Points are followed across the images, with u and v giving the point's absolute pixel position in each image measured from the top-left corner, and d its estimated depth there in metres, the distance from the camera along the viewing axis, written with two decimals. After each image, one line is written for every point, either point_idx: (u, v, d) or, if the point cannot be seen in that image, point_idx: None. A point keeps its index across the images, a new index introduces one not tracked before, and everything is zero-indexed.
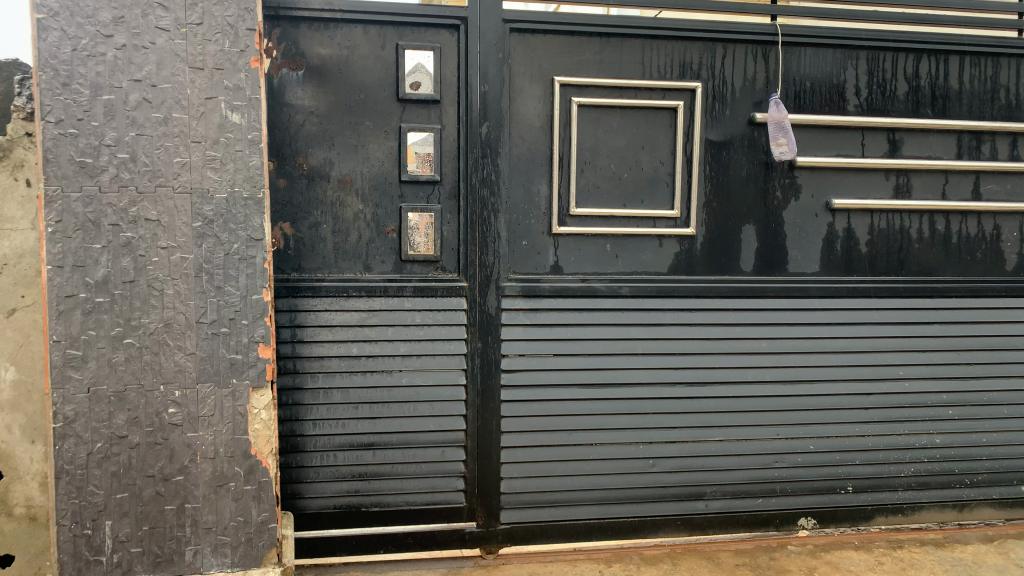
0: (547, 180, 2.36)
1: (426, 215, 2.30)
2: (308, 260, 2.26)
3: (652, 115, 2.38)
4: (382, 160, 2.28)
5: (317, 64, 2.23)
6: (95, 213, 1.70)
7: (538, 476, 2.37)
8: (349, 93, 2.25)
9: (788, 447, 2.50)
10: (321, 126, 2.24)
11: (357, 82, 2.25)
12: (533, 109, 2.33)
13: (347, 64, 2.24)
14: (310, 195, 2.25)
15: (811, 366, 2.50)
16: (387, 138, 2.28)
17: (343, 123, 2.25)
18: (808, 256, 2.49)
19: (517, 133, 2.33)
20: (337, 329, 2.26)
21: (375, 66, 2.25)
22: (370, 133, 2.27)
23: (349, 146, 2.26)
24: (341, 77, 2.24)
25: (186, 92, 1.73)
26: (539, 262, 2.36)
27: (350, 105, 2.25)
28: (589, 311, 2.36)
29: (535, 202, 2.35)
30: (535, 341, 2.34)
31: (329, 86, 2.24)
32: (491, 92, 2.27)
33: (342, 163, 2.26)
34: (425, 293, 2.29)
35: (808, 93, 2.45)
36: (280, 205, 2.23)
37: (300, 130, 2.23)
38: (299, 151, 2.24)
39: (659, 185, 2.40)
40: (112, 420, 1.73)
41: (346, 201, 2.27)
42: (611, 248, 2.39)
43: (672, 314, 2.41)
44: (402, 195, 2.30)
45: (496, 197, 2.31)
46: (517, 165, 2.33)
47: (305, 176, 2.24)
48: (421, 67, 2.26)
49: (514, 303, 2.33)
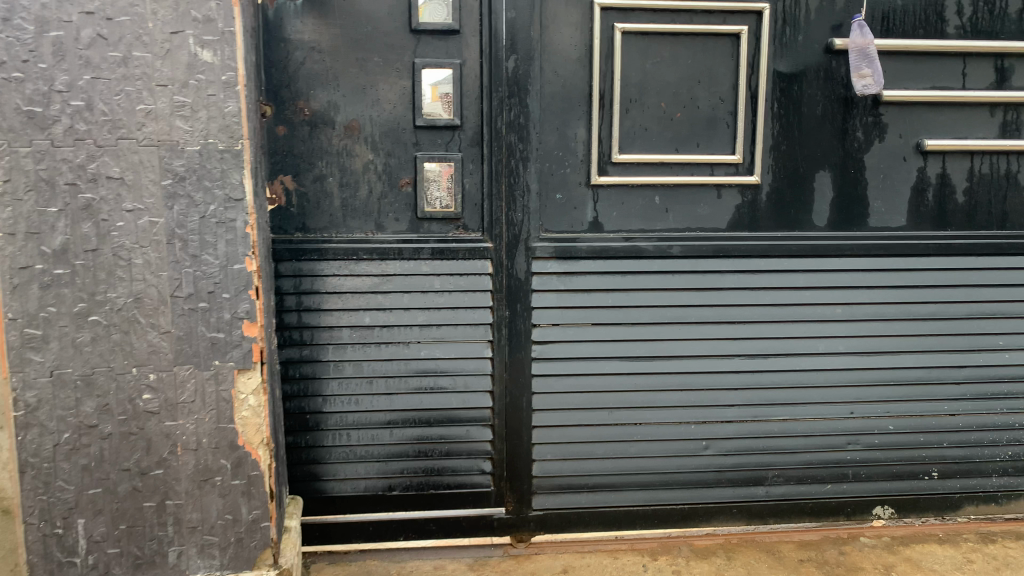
0: (585, 122, 2.03)
1: (447, 164, 2.01)
2: (313, 219, 2.01)
3: (709, 43, 2.03)
4: (395, 102, 1.99)
5: None
6: (48, 170, 1.46)
7: (575, 459, 2.12)
8: (353, 25, 1.95)
9: (865, 428, 2.18)
10: (323, 64, 1.96)
11: (363, 12, 1.95)
12: (569, 38, 2.00)
13: None
14: (314, 145, 1.99)
15: (894, 336, 2.16)
16: (400, 77, 1.99)
17: (348, 60, 1.96)
18: (892, 209, 2.13)
19: (550, 68, 2.00)
20: (347, 295, 2.01)
21: None
22: (380, 72, 1.98)
23: (356, 87, 1.98)
24: (344, 6, 1.95)
25: (147, 25, 1.46)
26: (576, 219, 2.06)
27: (355, 39, 1.96)
28: (633, 274, 2.06)
29: (571, 148, 2.04)
30: (571, 309, 2.06)
31: (331, 18, 1.95)
32: (519, 19, 1.96)
33: (349, 107, 1.98)
34: (445, 256, 2.03)
35: (899, 13, 2.05)
36: (281, 156, 1.98)
37: (299, 70, 1.96)
38: (300, 94, 1.97)
39: (717, 126, 2.06)
40: (80, 408, 1.52)
41: (354, 150, 2.00)
42: (660, 202, 2.07)
43: (729, 277, 2.09)
44: (418, 142, 2.01)
45: (526, 144, 2.01)
46: (550, 106, 2.01)
47: (306, 122, 1.98)
48: None
49: (547, 266, 2.04)
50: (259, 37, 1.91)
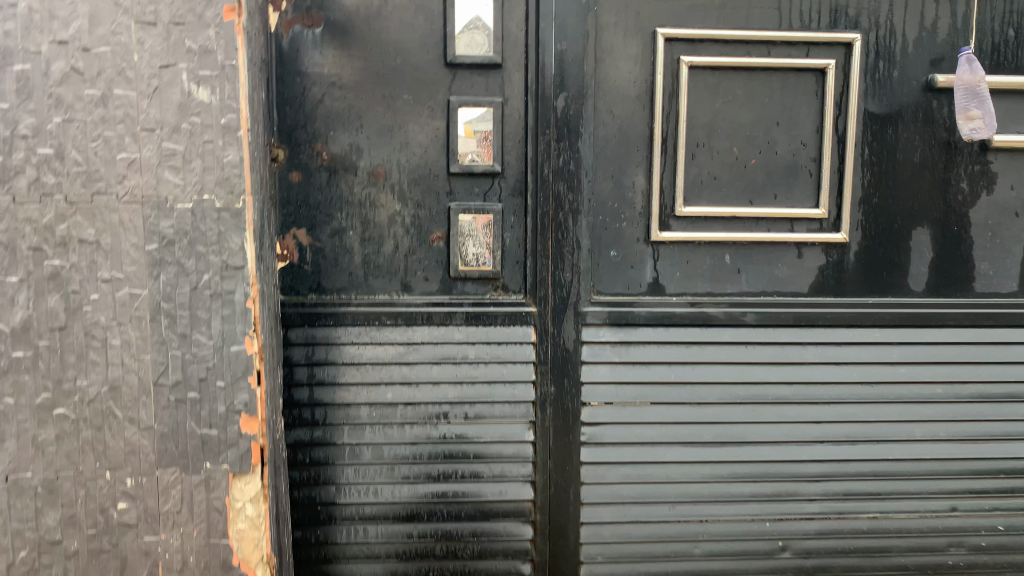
0: (645, 169, 1.75)
1: (483, 215, 1.73)
2: (329, 278, 1.74)
3: (790, 80, 1.75)
4: (426, 144, 1.73)
5: (337, 19, 1.69)
6: (8, 232, 1.21)
7: (630, 561, 1.81)
8: (379, 58, 1.70)
9: (969, 527, 1.85)
10: (343, 102, 1.70)
11: (390, 42, 1.70)
12: (628, 73, 1.73)
13: (377, 19, 1.69)
14: (332, 193, 1.72)
15: (1004, 421, 1.84)
16: (431, 117, 1.72)
17: (373, 97, 1.70)
18: (1001, 272, 1.83)
19: (605, 107, 1.73)
20: (367, 368, 1.72)
21: (414, 19, 1.70)
22: (409, 110, 1.71)
23: (381, 128, 1.71)
24: (368, 36, 1.70)
25: (133, 58, 1.21)
26: (633, 280, 1.77)
27: (381, 73, 1.70)
28: (700, 345, 1.76)
29: (628, 199, 1.76)
30: (627, 386, 1.76)
31: (354, 49, 1.70)
32: (571, 51, 1.69)
33: (373, 151, 1.72)
34: (481, 321, 1.74)
35: (1010, 46, 1.77)
36: (294, 206, 1.72)
37: (317, 108, 1.70)
38: (317, 135, 1.71)
39: (799, 175, 1.77)
40: (40, 520, 1.25)
41: (378, 200, 1.73)
42: (732, 261, 1.78)
43: (813, 350, 1.78)
44: (451, 191, 1.74)
45: (577, 194, 1.73)
46: (605, 151, 1.74)
47: (324, 167, 1.72)
48: (478, 22, 1.69)
49: (601, 334, 1.75)
50: (269, 69, 1.66)
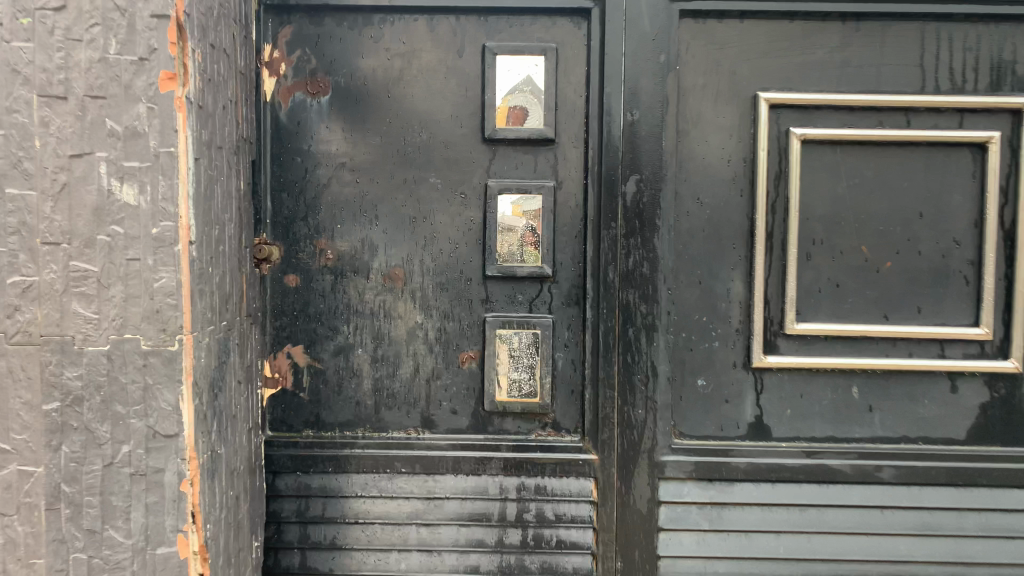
0: (743, 274, 1.33)
1: (530, 332, 1.33)
2: (330, 410, 1.35)
3: (936, 158, 1.32)
4: (456, 239, 1.35)
5: (345, 85, 1.34)
6: None
7: None
8: (398, 132, 1.34)
9: None
10: (352, 187, 1.35)
11: (412, 112, 1.34)
12: (720, 149, 1.33)
13: (395, 83, 1.34)
14: (336, 300, 1.35)
15: None
16: (464, 205, 1.35)
17: (391, 181, 1.34)
18: None
19: (691, 193, 1.32)
20: (374, 527, 1.33)
21: (442, 84, 1.34)
22: (435, 197, 1.34)
23: (400, 219, 1.35)
24: (383, 105, 1.34)
25: (33, 145, 0.87)
26: (728, 418, 1.34)
27: (399, 151, 1.34)
28: (817, 509, 1.32)
29: (721, 312, 1.33)
30: (719, 561, 1.32)
31: (365, 121, 1.34)
32: (644, 122, 1.30)
33: (389, 248, 1.35)
34: (523, 470, 1.32)
35: None
36: (290, 317, 1.35)
37: (322, 195, 1.35)
38: (320, 228, 1.35)
39: (950, 283, 1.33)
40: None
41: (395, 310, 1.35)
42: (860, 396, 1.33)
43: (973, 517, 1.31)
44: (489, 298, 1.34)
45: (652, 306, 1.31)
46: (689, 249, 1.33)
47: (328, 269, 1.35)
48: (522, 88, 1.32)
49: (686, 492, 1.32)
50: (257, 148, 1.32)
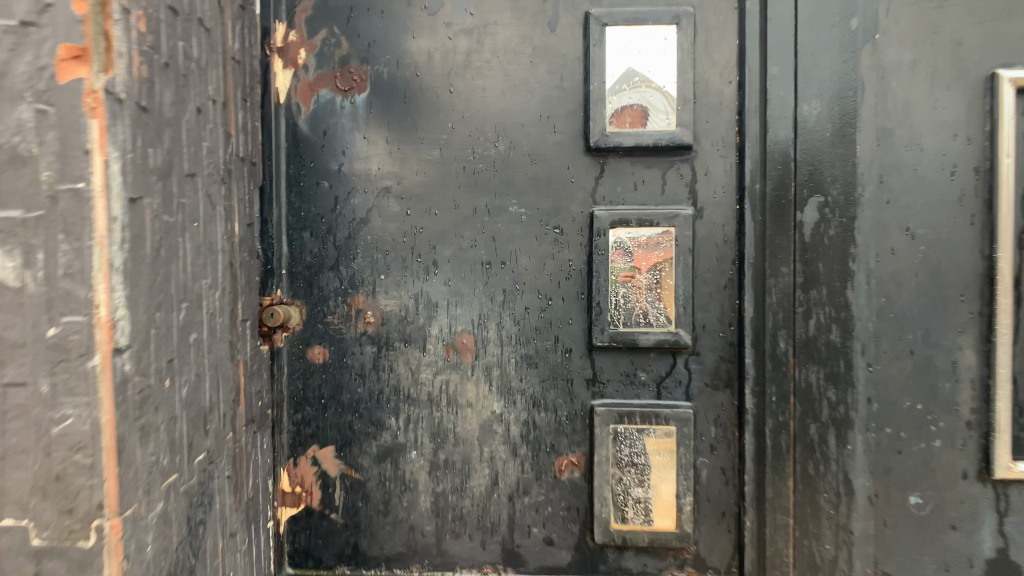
0: (978, 341, 0.88)
1: (659, 430, 0.92)
2: (375, 538, 0.96)
3: None
4: (548, 293, 0.94)
5: (387, 78, 0.95)
6: None
7: None
8: (464, 143, 0.95)
9: None
10: (400, 223, 0.95)
11: (484, 114, 0.94)
12: (939, 156, 0.88)
13: (458, 74, 0.94)
14: (379, 382, 0.96)
15: None
16: (560, 245, 0.94)
17: (457, 213, 0.95)
18: None
19: (896, 223, 0.89)
20: None
21: (525, 73, 0.94)
22: (518, 235, 0.94)
23: (468, 266, 0.95)
24: (443, 105, 0.95)
25: None
26: (956, 554, 0.90)
27: (466, 169, 0.95)
28: None
29: (943, 398, 0.89)
30: None
31: (418, 128, 0.95)
32: (826, 120, 0.89)
33: (454, 308, 0.95)
34: None
35: None
36: (318, 408, 0.96)
37: (358, 234, 0.95)
38: (356, 281, 0.95)
39: None
40: None
41: (462, 396, 0.95)
42: None
43: None
44: (599, 378, 0.93)
45: (845, 392, 0.89)
46: (894, 305, 0.89)
47: (368, 338, 0.95)
48: (639, 72, 0.91)
49: None
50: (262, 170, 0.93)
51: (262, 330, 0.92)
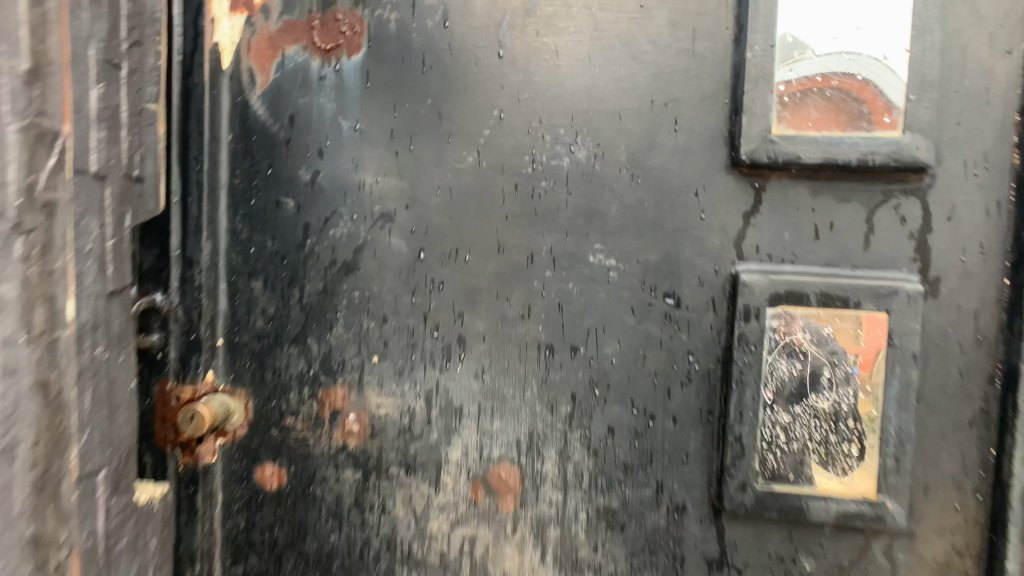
0: None
1: None
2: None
3: None
4: (647, 407, 0.55)
5: (394, 31, 0.57)
6: None
7: None
8: (516, 144, 0.56)
9: None
10: (407, 273, 0.58)
11: (553, 97, 0.55)
12: None
13: (512, 26, 0.55)
14: (362, 530, 0.59)
15: None
16: (673, 326, 0.55)
17: (501, 262, 0.57)
18: None
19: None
20: None
21: (629, 27, 0.54)
22: (604, 304, 0.56)
23: (515, 352, 0.57)
24: (485, 79, 0.56)
25: None
26: None
27: (519, 190, 0.56)
28: None
29: None
30: None
31: (441, 118, 0.57)
32: None
33: (488, 419, 0.57)
34: None
35: None
36: (268, 561, 0.60)
37: (341, 288, 0.58)
38: (334, 365, 0.59)
39: None
40: None
41: (497, 565, 0.58)
42: None
43: None
44: (730, 561, 0.54)
45: None
46: None
47: (351, 457, 0.59)
48: (836, 29, 0.51)
49: None
50: (176, 180, 0.58)
51: (179, 442, 0.58)
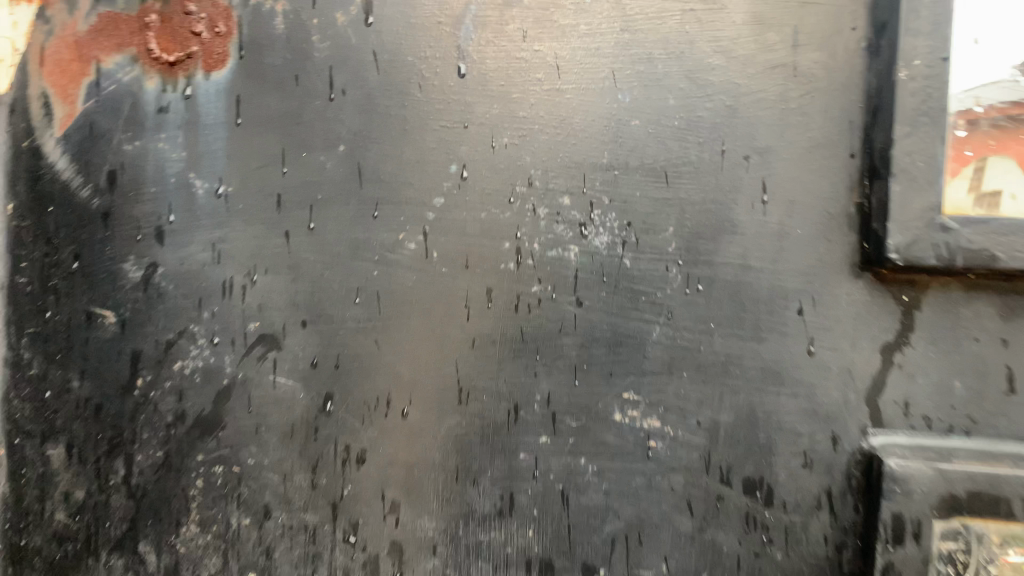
0: None
1: None
2: None
3: None
4: None
5: (282, 32, 0.34)
6: None
7: None
8: (488, 224, 0.33)
9: None
10: (304, 437, 0.34)
11: (551, 146, 0.32)
12: None
13: (483, 24, 0.33)
14: None
15: None
16: (759, 538, 0.32)
17: (462, 421, 0.33)
18: None
19: None
20: None
21: (681, 26, 0.32)
22: (640, 498, 0.32)
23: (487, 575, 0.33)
24: (434, 113, 0.33)
25: None
26: None
27: (493, 300, 0.33)
28: None
29: None
30: None
31: (361, 176, 0.34)
32: None
33: None
34: None
35: None
36: None
37: (191, 462, 0.35)
38: None
39: None
40: None
41: None
42: None
43: None
44: None
45: None
46: None
47: None
48: None
49: None
50: None
51: None
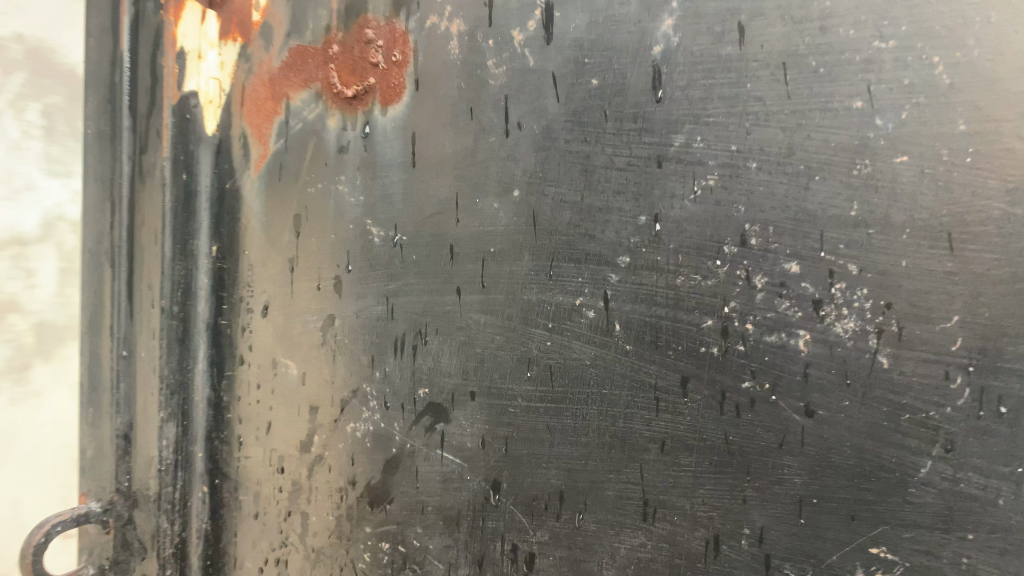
0: None
1: None
2: None
3: None
4: None
5: (457, 56, 0.29)
6: None
7: None
8: (684, 291, 0.25)
9: None
10: (469, 526, 0.29)
11: (775, 189, 0.24)
12: None
13: (688, 31, 0.25)
14: None
15: None
16: None
17: (653, 540, 0.26)
18: None
19: None
20: None
21: (984, 13, 0.22)
22: None
23: None
24: (621, 145, 0.26)
25: None
26: None
27: (689, 393, 0.25)
28: None
29: None
30: None
31: (536, 226, 0.27)
32: None
33: None
34: None
35: None
36: None
37: (360, 534, 0.31)
38: None
39: None
40: None
41: None
42: None
43: None
44: None
45: None
46: None
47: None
48: None
49: None
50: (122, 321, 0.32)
51: None
